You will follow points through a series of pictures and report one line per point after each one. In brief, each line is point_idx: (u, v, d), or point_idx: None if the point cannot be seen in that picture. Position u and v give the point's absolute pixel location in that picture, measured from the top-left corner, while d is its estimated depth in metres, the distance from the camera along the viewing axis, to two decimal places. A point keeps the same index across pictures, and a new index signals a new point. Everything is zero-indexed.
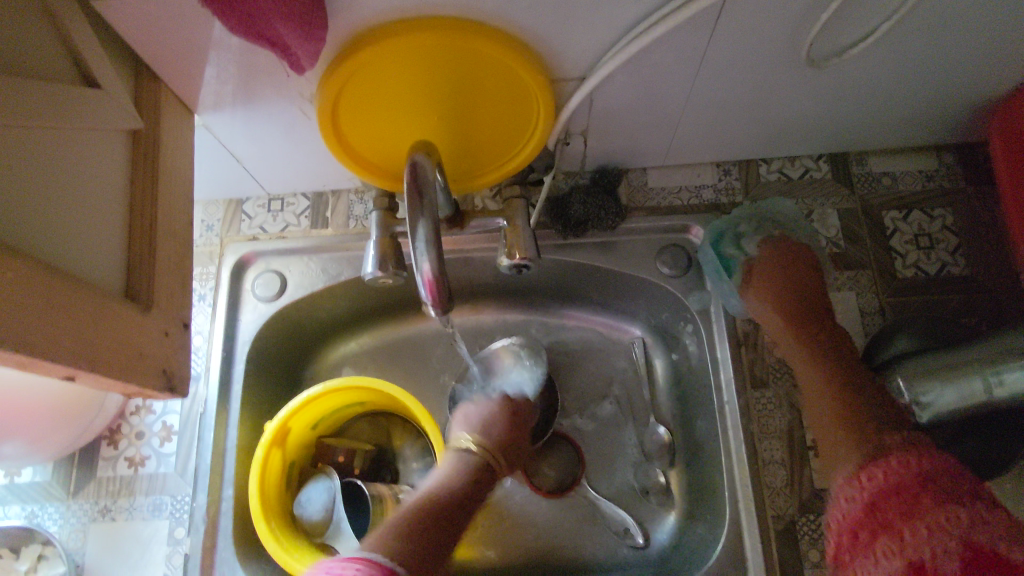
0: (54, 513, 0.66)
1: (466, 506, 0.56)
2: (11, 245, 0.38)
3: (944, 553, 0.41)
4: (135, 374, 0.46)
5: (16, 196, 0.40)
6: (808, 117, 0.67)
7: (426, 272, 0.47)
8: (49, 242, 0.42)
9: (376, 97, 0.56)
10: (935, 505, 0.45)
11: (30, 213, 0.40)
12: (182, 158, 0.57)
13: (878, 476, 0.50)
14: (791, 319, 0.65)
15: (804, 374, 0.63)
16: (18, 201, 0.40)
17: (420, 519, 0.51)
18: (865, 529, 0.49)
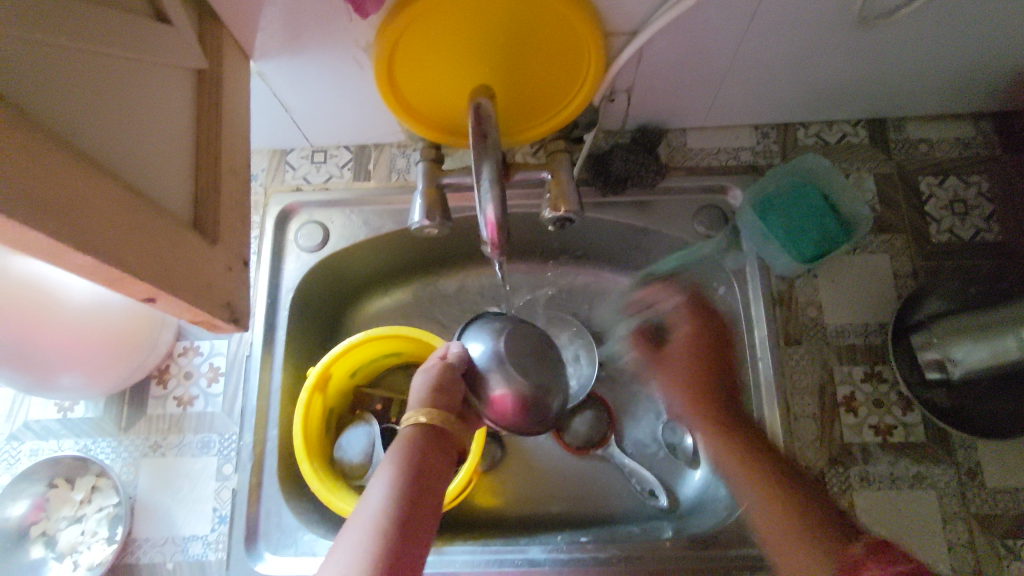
0: (106, 447, 0.69)
1: (428, 499, 0.51)
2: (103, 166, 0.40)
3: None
4: (206, 303, 0.48)
5: (105, 121, 0.41)
6: (850, 79, 0.68)
7: (489, 215, 0.48)
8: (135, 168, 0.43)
9: (431, 47, 0.57)
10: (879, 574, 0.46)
11: (118, 138, 0.42)
12: (241, 102, 0.58)
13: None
14: (704, 397, 0.69)
15: (725, 451, 0.64)
16: (108, 126, 0.41)
17: (388, 531, 0.47)
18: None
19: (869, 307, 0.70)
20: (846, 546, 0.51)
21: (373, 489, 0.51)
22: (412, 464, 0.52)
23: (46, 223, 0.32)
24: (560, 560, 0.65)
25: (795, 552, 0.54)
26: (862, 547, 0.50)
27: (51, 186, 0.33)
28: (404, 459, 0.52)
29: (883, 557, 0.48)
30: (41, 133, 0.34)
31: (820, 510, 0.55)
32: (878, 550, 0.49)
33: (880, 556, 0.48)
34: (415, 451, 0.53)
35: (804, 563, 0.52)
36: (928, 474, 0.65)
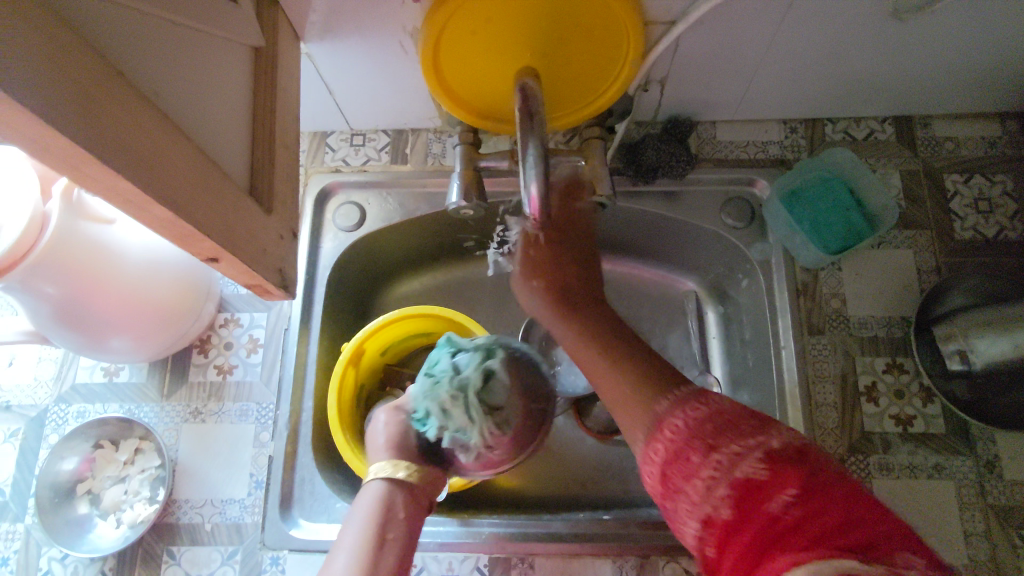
0: (149, 411, 0.71)
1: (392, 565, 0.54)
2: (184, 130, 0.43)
3: (726, 503, 0.40)
4: (260, 268, 0.51)
5: (185, 90, 0.44)
6: (879, 74, 0.69)
7: (533, 192, 0.50)
8: (207, 137, 0.46)
9: (477, 36, 0.59)
10: (704, 455, 0.43)
11: (194, 108, 0.45)
12: (293, 82, 0.61)
13: (661, 446, 0.46)
14: (546, 272, 0.66)
15: (570, 342, 0.61)
16: (187, 96, 0.44)
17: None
18: (664, 496, 0.46)
19: (892, 300, 0.72)
20: (659, 396, 0.49)
21: (370, 491, 0.59)
22: (376, 532, 0.55)
23: (132, 173, 0.35)
24: (581, 535, 0.66)
25: (625, 393, 0.52)
26: (683, 391, 0.49)
27: (135, 138, 0.35)
28: (370, 526, 0.55)
29: (699, 401, 0.47)
30: (133, 95, 0.36)
31: (649, 372, 0.52)
32: (696, 396, 0.48)
33: (687, 402, 0.47)
34: (379, 518, 0.56)
35: (629, 418, 0.50)
36: (947, 464, 0.66)
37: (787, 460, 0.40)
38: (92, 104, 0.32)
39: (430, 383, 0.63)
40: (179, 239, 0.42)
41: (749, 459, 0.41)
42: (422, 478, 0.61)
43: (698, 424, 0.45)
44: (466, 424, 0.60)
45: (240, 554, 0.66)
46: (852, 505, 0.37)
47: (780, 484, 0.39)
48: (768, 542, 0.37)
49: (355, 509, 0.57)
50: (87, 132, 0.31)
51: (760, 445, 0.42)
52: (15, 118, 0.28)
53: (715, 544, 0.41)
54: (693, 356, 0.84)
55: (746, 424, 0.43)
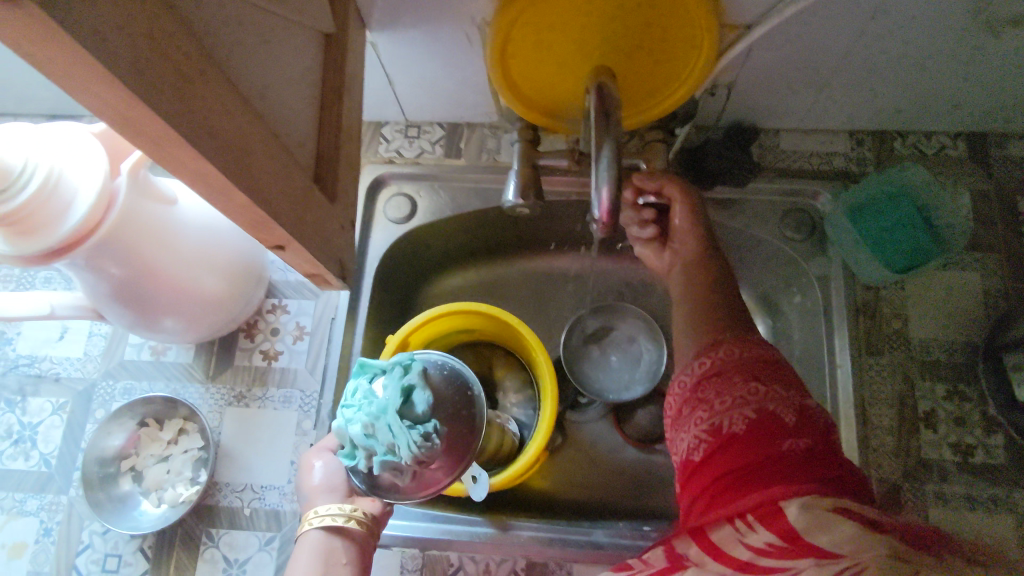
0: (194, 392, 0.72)
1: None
2: (262, 115, 0.42)
3: (743, 421, 0.46)
4: (322, 257, 0.50)
5: (265, 78, 0.43)
6: (958, 89, 0.67)
7: (603, 197, 0.49)
8: (281, 125, 0.46)
9: (548, 35, 0.58)
10: (743, 381, 0.48)
11: (272, 95, 0.44)
12: (358, 71, 0.60)
13: (710, 361, 0.50)
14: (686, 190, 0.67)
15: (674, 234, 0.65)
16: (267, 84, 0.44)
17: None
18: (686, 402, 0.50)
19: (957, 323, 0.69)
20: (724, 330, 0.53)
21: (304, 544, 0.54)
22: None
23: (216, 157, 0.34)
24: (622, 545, 0.64)
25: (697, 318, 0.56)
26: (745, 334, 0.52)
27: (221, 122, 0.35)
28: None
29: (763, 353, 0.50)
30: (222, 80, 0.36)
31: (730, 320, 0.55)
32: (755, 339, 0.51)
33: (745, 342, 0.51)
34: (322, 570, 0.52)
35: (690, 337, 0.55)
36: (1008, 497, 0.63)
37: (811, 420, 0.46)
38: (186, 87, 0.32)
39: (351, 409, 0.53)
40: (251, 224, 0.42)
41: (786, 404, 0.46)
42: (368, 522, 0.56)
43: (753, 357, 0.49)
44: (392, 444, 0.50)
45: (277, 541, 0.67)
46: (830, 464, 0.43)
47: (802, 434, 0.44)
48: (775, 469, 0.42)
49: (296, 557, 0.53)
50: (180, 114, 0.31)
51: (797, 400, 0.47)
52: (117, 97, 0.28)
53: (708, 449, 0.46)
54: None
55: (789, 378, 0.48)
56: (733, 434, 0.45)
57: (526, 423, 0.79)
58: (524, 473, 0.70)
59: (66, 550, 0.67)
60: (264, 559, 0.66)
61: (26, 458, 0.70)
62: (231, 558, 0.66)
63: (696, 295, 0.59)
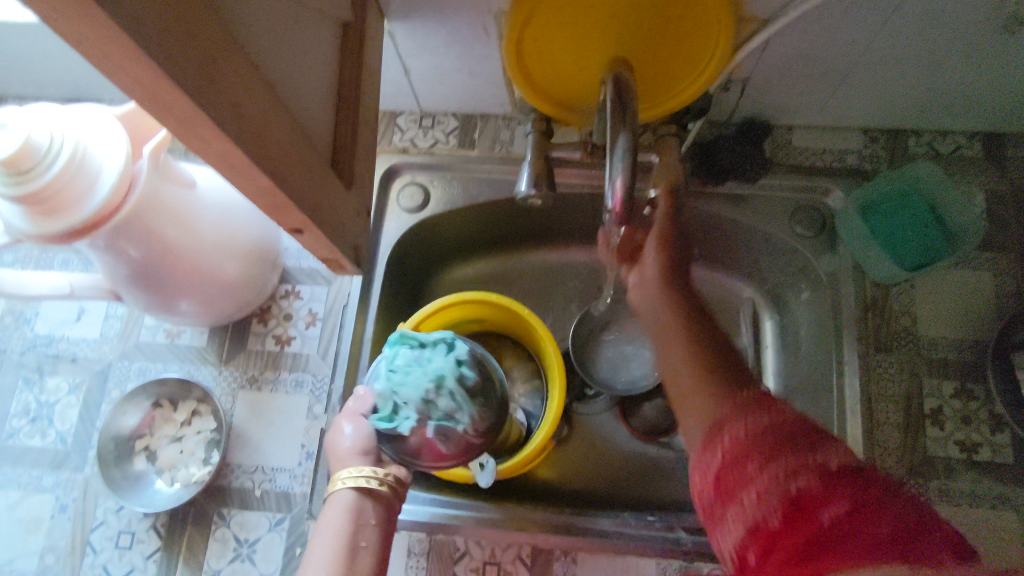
0: (207, 374, 0.73)
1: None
2: (284, 100, 0.43)
3: (775, 509, 0.39)
4: (338, 242, 0.51)
5: (287, 64, 0.44)
6: (975, 87, 0.67)
7: (616, 186, 0.50)
8: (301, 111, 0.46)
9: (564, 28, 0.59)
10: (761, 467, 0.40)
11: (293, 82, 0.45)
12: (376, 59, 0.61)
13: (719, 452, 0.43)
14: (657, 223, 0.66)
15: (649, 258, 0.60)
16: (288, 70, 0.45)
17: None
18: (714, 507, 0.43)
19: (967, 322, 0.69)
20: (734, 388, 0.46)
21: (333, 508, 0.54)
22: (348, 552, 0.52)
23: (239, 137, 0.35)
24: (627, 535, 0.65)
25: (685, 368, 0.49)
26: (750, 394, 0.45)
27: (244, 105, 0.36)
28: (341, 545, 0.52)
29: (761, 404, 0.44)
30: (246, 64, 0.37)
31: (710, 342, 0.51)
32: (760, 400, 0.45)
33: (749, 407, 0.44)
34: (351, 533, 0.52)
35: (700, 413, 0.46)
36: (1012, 496, 0.64)
37: (810, 440, 0.41)
38: (211, 66, 0.33)
39: (402, 374, 0.54)
40: (271, 206, 0.43)
41: (796, 450, 0.41)
42: (393, 485, 0.56)
43: (762, 432, 0.42)
44: (454, 411, 0.53)
45: (287, 522, 0.68)
46: (883, 525, 0.36)
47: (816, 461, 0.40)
48: (812, 541, 0.37)
49: (327, 517, 0.53)
50: (203, 91, 0.32)
51: (789, 424, 0.43)
52: (146, 72, 0.29)
53: (755, 552, 0.39)
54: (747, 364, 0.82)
55: (779, 407, 0.44)
56: (768, 525, 0.39)
57: (533, 413, 0.80)
58: (530, 461, 0.70)
59: (81, 526, 0.68)
60: (273, 540, 0.67)
61: (43, 436, 0.72)
62: (242, 537, 0.67)
63: (673, 318, 0.53)
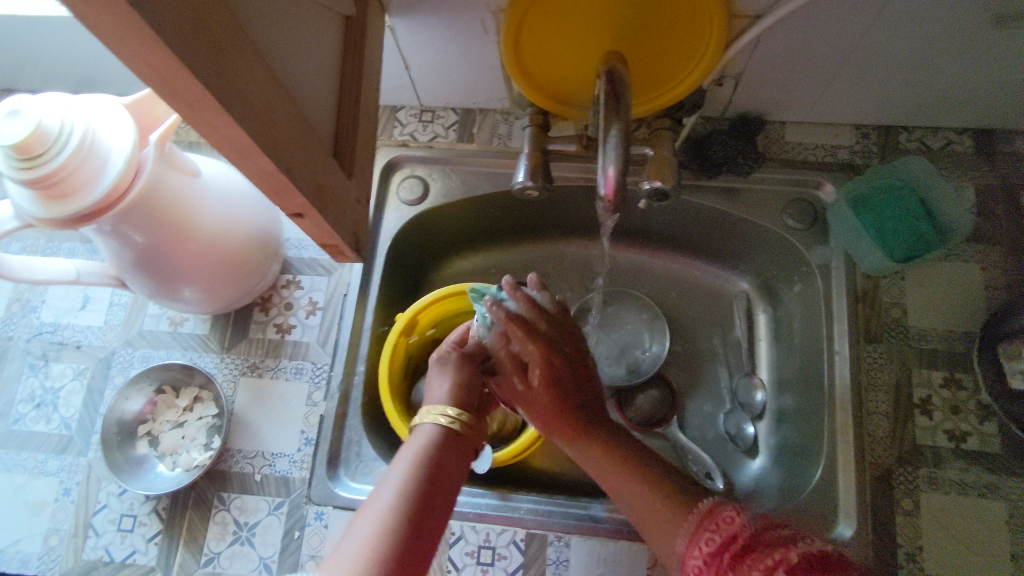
0: (209, 361, 0.74)
1: (436, 507, 0.49)
2: (287, 87, 0.44)
3: None
4: (338, 228, 0.53)
5: (291, 53, 0.46)
6: (965, 84, 0.68)
7: (609, 174, 0.51)
8: (304, 99, 0.48)
9: (561, 22, 0.60)
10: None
11: (297, 70, 0.47)
12: (376, 52, 0.62)
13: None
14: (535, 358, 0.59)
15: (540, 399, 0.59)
16: (292, 59, 0.46)
17: (391, 536, 0.45)
18: None
19: (956, 314, 0.70)
20: (686, 514, 0.48)
21: (407, 451, 0.53)
22: (426, 473, 0.51)
23: (244, 120, 0.36)
24: (620, 519, 0.67)
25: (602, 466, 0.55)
26: (701, 510, 0.47)
27: (250, 89, 0.37)
28: (419, 466, 0.51)
29: (709, 520, 0.46)
30: (252, 50, 0.38)
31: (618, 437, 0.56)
32: (709, 516, 0.46)
33: (705, 529, 0.46)
34: (429, 457, 0.52)
35: (668, 544, 0.49)
36: (1000, 484, 0.65)
37: (763, 544, 0.42)
38: (219, 51, 0.34)
39: None
40: (273, 190, 0.44)
41: (749, 563, 0.41)
42: (470, 425, 0.57)
43: (717, 554, 0.43)
44: None
45: (286, 506, 0.69)
46: None
47: (772, 561, 0.40)
48: None
49: (405, 447, 0.54)
50: (212, 74, 0.33)
51: (733, 534, 0.44)
52: (159, 57, 0.30)
53: None
54: (740, 355, 0.83)
55: (725, 518, 0.45)
56: None
57: None
58: (525, 451, 0.72)
59: (84, 509, 0.69)
60: (272, 523, 0.68)
61: (47, 421, 0.73)
62: (242, 521, 0.68)
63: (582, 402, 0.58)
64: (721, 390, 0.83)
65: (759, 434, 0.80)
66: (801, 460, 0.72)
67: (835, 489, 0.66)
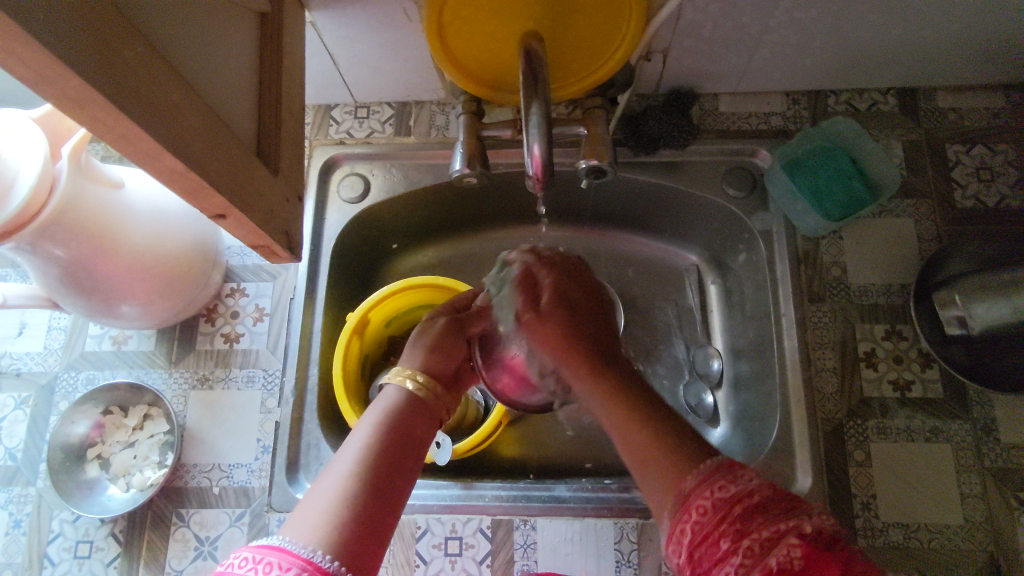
0: (157, 377, 0.73)
1: (403, 465, 0.48)
2: (195, 88, 0.43)
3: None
4: (267, 227, 0.52)
5: (196, 54, 0.45)
6: (882, 45, 0.70)
7: (534, 152, 0.51)
8: (217, 100, 0.47)
9: (477, 11, 0.60)
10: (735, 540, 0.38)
11: (205, 71, 0.46)
12: (298, 49, 0.61)
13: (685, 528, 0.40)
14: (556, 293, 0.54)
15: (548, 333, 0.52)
16: (199, 60, 0.45)
17: (356, 496, 0.44)
18: None
19: (893, 268, 0.72)
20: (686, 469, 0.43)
21: (371, 412, 0.52)
22: (388, 437, 0.49)
23: (145, 120, 0.36)
24: (584, 498, 0.66)
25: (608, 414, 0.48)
26: (710, 461, 0.42)
27: (148, 87, 0.36)
28: (380, 433, 0.50)
29: (726, 468, 0.41)
30: (149, 51, 0.37)
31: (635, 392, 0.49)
32: (723, 467, 0.42)
33: (715, 477, 0.41)
34: (392, 420, 0.51)
35: (658, 498, 0.43)
36: (944, 428, 0.66)
37: (780, 507, 0.39)
38: (109, 51, 0.33)
39: None
40: (188, 192, 0.43)
41: (762, 520, 0.38)
42: (432, 386, 0.56)
43: (728, 505, 0.39)
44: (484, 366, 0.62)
45: (247, 516, 0.68)
46: None
47: (786, 526, 0.38)
48: None
49: (367, 414, 0.52)
50: (101, 75, 0.32)
51: (748, 488, 0.40)
52: (40, 60, 0.29)
53: None
54: (694, 327, 0.85)
55: (742, 473, 0.41)
56: None
57: (490, 392, 0.82)
58: (486, 439, 0.72)
59: (36, 540, 0.67)
60: (234, 535, 0.67)
61: None
62: (203, 536, 0.67)
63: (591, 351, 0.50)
64: (677, 362, 0.84)
65: (718, 402, 0.81)
66: (758, 422, 0.73)
67: (790, 448, 0.67)
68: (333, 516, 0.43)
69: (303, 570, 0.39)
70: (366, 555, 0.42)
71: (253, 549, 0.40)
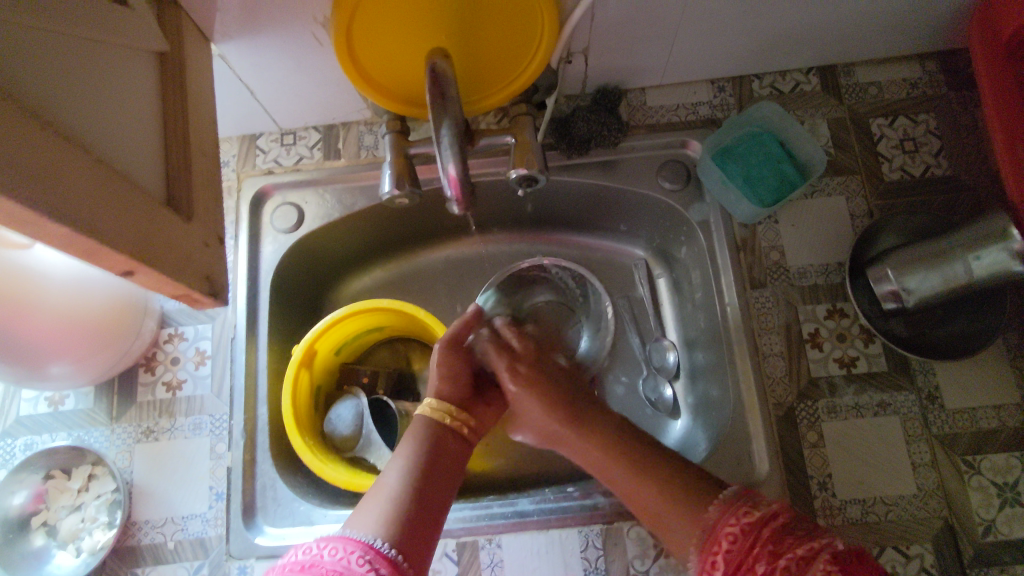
0: (99, 435, 0.70)
1: (440, 484, 0.55)
2: (86, 144, 0.42)
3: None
4: (183, 276, 0.50)
5: (84, 110, 0.43)
6: (796, 28, 0.70)
7: (450, 172, 0.53)
8: (114, 153, 0.45)
9: (384, 28, 0.58)
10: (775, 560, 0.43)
11: (97, 124, 0.44)
12: (203, 84, 0.59)
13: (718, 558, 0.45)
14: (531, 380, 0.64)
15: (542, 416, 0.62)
16: (88, 116, 0.43)
17: (407, 503, 0.51)
18: None
19: (830, 247, 0.73)
20: (708, 504, 0.50)
21: (409, 434, 0.59)
22: (426, 452, 0.57)
23: (27, 194, 0.34)
24: (547, 509, 0.67)
25: (654, 503, 0.53)
26: (727, 492, 0.49)
27: (26, 157, 0.34)
28: (419, 448, 0.57)
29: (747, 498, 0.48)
30: (26, 118, 0.35)
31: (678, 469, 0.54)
32: (743, 496, 0.49)
33: (738, 506, 0.48)
34: (429, 443, 0.58)
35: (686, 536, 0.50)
36: (891, 401, 0.68)
37: (801, 527, 0.45)
38: None
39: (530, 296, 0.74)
40: (87, 254, 0.41)
41: (790, 540, 0.44)
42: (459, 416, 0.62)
43: (753, 530, 0.45)
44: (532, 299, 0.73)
45: (206, 568, 0.66)
46: None
47: (813, 542, 0.43)
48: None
49: (406, 433, 0.59)
50: None
51: (772, 512, 0.46)
52: None
53: None
54: (647, 322, 0.85)
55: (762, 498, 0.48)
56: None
57: None
58: None
59: None
60: None
61: None
62: None
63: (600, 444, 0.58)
64: (633, 358, 0.84)
65: (677, 395, 0.82)
66: (715, 414, 0.74)
67: (746, 435, 0.68)
68: (390, 514, 0.50)
69: (366, 552, 0.46)
70: (418, 551, 0.49)
71: (318, 539, 0.47)
